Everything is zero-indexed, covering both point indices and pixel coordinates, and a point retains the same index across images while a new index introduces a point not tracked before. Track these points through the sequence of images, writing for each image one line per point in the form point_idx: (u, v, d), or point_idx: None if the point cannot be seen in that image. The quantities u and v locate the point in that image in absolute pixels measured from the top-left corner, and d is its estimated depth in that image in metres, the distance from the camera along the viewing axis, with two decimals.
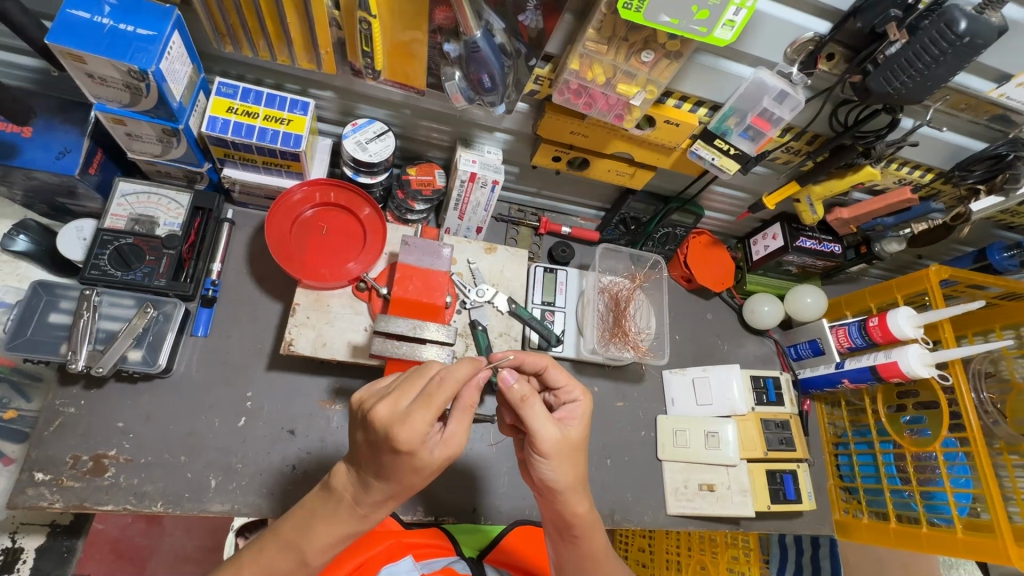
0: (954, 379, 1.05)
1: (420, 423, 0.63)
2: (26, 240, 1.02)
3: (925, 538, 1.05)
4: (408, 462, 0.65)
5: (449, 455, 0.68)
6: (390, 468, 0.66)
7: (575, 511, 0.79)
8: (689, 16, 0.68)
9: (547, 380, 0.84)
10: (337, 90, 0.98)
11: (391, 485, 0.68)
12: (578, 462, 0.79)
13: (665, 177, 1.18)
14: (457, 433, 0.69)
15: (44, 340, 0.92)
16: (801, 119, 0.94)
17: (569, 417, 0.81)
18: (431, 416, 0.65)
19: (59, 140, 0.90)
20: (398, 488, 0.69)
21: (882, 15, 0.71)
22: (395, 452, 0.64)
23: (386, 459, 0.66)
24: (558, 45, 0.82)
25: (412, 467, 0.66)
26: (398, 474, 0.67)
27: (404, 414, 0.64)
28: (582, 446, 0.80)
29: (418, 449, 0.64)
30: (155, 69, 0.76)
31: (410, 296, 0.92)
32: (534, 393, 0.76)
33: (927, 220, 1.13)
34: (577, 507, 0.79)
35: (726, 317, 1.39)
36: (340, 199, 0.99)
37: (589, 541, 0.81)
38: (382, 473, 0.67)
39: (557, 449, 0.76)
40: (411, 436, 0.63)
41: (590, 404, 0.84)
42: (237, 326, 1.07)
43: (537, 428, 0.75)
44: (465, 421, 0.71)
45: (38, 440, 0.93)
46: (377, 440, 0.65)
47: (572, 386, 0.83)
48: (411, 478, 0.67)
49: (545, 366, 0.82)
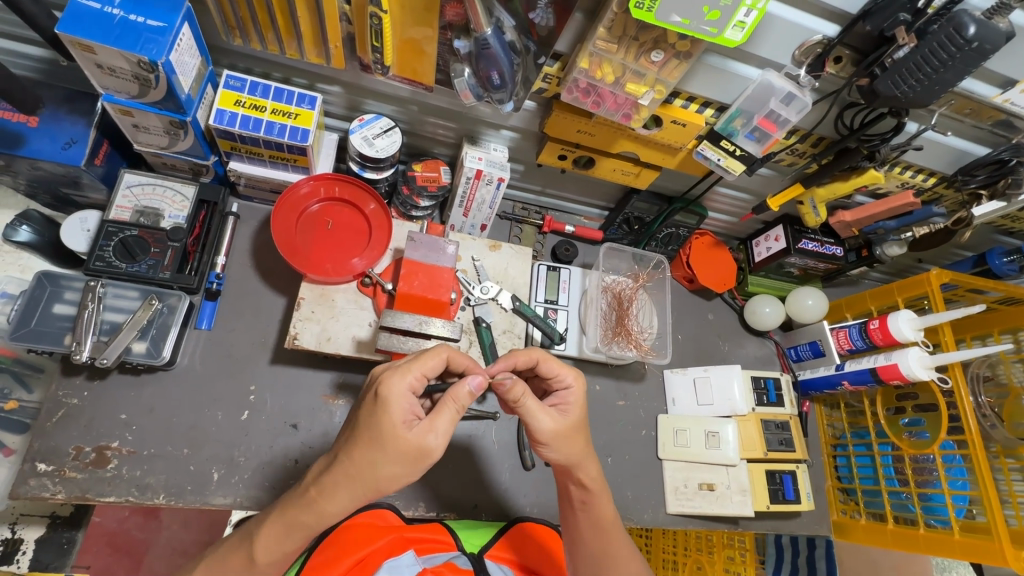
0: (954, 382, 1.06)
1: (407, 375, 0.68)
2: (28, 231, 1.01)
3: (922, 539, 1.07)
4: (381, 419, 0.66)
5: (421, 444, 0.67)
6: (365, 426, 0.67)
7: (584, 477, 0.81)
8: (700, 17, 0.68)
9: (541, 372, 0.83)
10: (344, 85, 0.98)
11: (354, 453, 0.67)
12: (582, 441, 0.80)
13: (670, 177, 1.18)
14: (436, 423, 0.68)
15: (47, 331, 0.92)
16: (807, 121, 0.94)
17: (563, 402, 0.82)
18: (418, 373, 0.69)
19: (66, 130, 0.90)
20: (360, 466, 0.67)
21: (891, 18, 0.72)
22: (375, 402, 0.67)
23: (363, 412, 0.68)
24: (567, 43, 0.82)
25: (380, 432, 0.66)
26: (367, 437, 0.67)
27: (396, 366, 0.69)
28: (582, 426, 0.82)
29: (393, 403, 0.66)
30: (165, 60, 0.76)
31: (415, 291, 0.92)
32: (524, 388, 0.76)
33: (929, 224, 1.12)
34: (585, 473, 0.81)
35: (727, 317, 1.40)
36: (345, 193, 0.99)
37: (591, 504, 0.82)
38: (354, 434, 0.69)
39: (556, 437, 0.78)
40: (396, 384, 0.67)
41: (583, 388, 0.84)
42: (241, 320, 1.07)
43: (531, 421, 0.77)
44: (450, 416, 0.70)
45: (41, 431, 0.93)
46: (365, 396, 0.70)
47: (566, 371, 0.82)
48: (377, 455, 0.66)
49: (540, 360, 0.81)
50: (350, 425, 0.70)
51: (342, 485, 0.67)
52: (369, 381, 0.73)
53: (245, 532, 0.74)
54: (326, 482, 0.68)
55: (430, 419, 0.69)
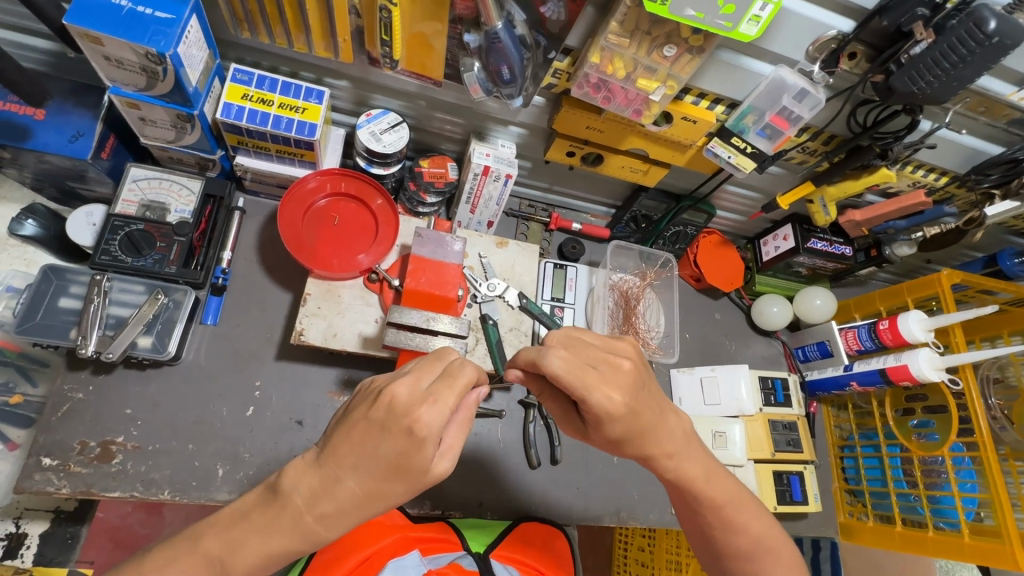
0: (965, 383, 1.05)
1: (445, 411, 0.61)
2: (33, 225, 1.02)
3: (930, 541, 1.05)
4: (414, 457, 0.60)
5: (441, 469, 0.65)
6: (390, 456, 0.61)
7: (665, 451, 0.72)
8: (714, 10, 0.68)
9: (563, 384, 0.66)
10: (352, 79, 0.97)
11: (371, 482, 0.62)
12: (647, 419, 0.68)
13: (679, 175, 1.17)
14: (454, 447, 0.67)
15: (53, 325, 0.91)
16: (819, 119, 0.93)
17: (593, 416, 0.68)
18: (454, 405, 0.62)
19: (72, 124, 0.90)
20: (373, 493, 0.62)
21: (908, 13, 0.71)
22: (407, 437, 0.60)
23: (389, 443, 0.60)
24: (578, 37, 0.81)
25: (409, 467, 0.61)
26: (392, 469, 0.61)
27: (431, 397, 0.61)
28: (640, 413, 0.68)
29: (430, 442, 0.60)
30: (173, 53, 0.75)
31: (422, 288, 0.92)
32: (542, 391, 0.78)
33: (939, 224, 1.11)
34: (662, 447, 0.72)
35: (734, 316, 1.38)
36: (351, 189, 0.98)
37: (680, 472, 0.74)
38: (366, 463, 0.61)
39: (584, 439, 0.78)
40: (434, 420, 0.60)
41: (621, 400, 0.65)
42: (246, 316, 1.06)
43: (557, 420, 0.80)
44: (464, 436, 0.68)
45: (46, 425, 0.92)
46: (391, 423, 0.61)
47: (586, 394, 0.64)
48: (395, 484, 0.62)
49: (550, 372, 0.65)
50: (359, 446, 0.61)
51: (347, 512, 0.62)
52: (383, 401, 0.61)
53: (213, 554, 0.62)
54: (325, 511, 0.62)
55: (449, 442, 0.66)
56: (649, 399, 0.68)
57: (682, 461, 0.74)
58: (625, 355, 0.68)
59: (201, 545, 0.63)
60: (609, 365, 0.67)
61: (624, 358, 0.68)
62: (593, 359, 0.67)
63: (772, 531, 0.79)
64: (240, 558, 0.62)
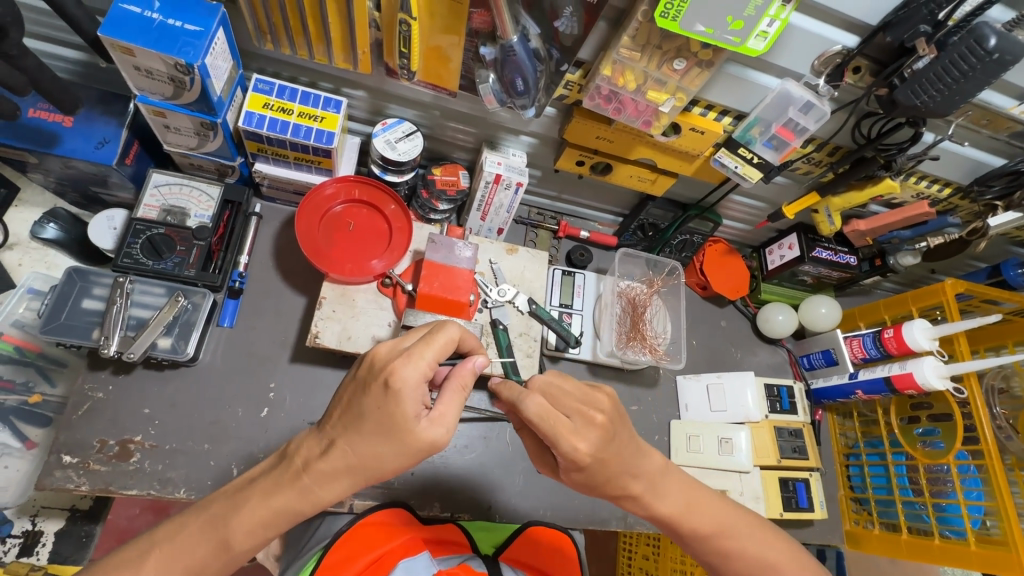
0: (970, 392, 1.06)
1: (420, 363, 0.63)
2: (55, 229, 1.06)
3: (937, 549, 1.06)
4: (392, 411, 0.62)
5: (433, 437, 0.64)
6: (373, 414, 0.63)
7: (632, 490, 0.74)
8: (723, 26, 0.70)
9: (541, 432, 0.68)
10: (369, 89, 1.00)
11: (360, 444, 0.63)
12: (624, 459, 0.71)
13: (686, 184, 1.20)
14: (446, 415, 0.66)
15: (76, 325, 0.94)
16: (825, 130, 0.96)
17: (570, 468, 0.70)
18: (431, 360, 0.64)
19: (99, 131, 0.93)
20: (367, 457, 0.63)
21: (912, 30, 0.73)
22: (384, 391, 0.62)
23: (369, 400, 0.63)
24: (591, 51, 0.84)
25: (391, 422, 0.62)
26: (375, 426, 0.63)
27: (407, 351, 0.64)
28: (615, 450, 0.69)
29: (405, 395, 0.62)
30: (201, 64, 0.78)
31: (435, 292, 0.94)
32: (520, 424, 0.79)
33: (943, 234, 1.16)
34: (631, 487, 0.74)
35: (740, 324, 1.40)
36: (364, 195, 1.01)
37: (650, 508, 0.76)
38: (353, 423, 0.64)
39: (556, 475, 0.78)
40: (409, 374, 0.62)
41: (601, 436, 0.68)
42: (261, 318, 1.09)
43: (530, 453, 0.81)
44: (458, 406, 0.67)
45: (67, 423, 0.94)
46: (370, 380, 0.64)
47: (555, 442, 0.67)
48: (383, 445, 0.63)
49: (526, 415, 0.68)
50: (349, 406, 0.65)
51: (343, 473, 0.64)
52: (368, 361, 0.66)
53: (216, 516, 0.64)
54: (326, 473, 0.63)
55: (439, 409, 0.65)
56: (619, 448, 0.69)
57: (648, 501, 0.76)
58: (600, 407, 0.69)
59: (209, 512, 0.65)
60: (582, 417, 0.68)
61: (599, 409, 0.69)
62: (569, 409, 0.68)
63: (776, 546, 0.78)
64: (237, 528, 0.63)
